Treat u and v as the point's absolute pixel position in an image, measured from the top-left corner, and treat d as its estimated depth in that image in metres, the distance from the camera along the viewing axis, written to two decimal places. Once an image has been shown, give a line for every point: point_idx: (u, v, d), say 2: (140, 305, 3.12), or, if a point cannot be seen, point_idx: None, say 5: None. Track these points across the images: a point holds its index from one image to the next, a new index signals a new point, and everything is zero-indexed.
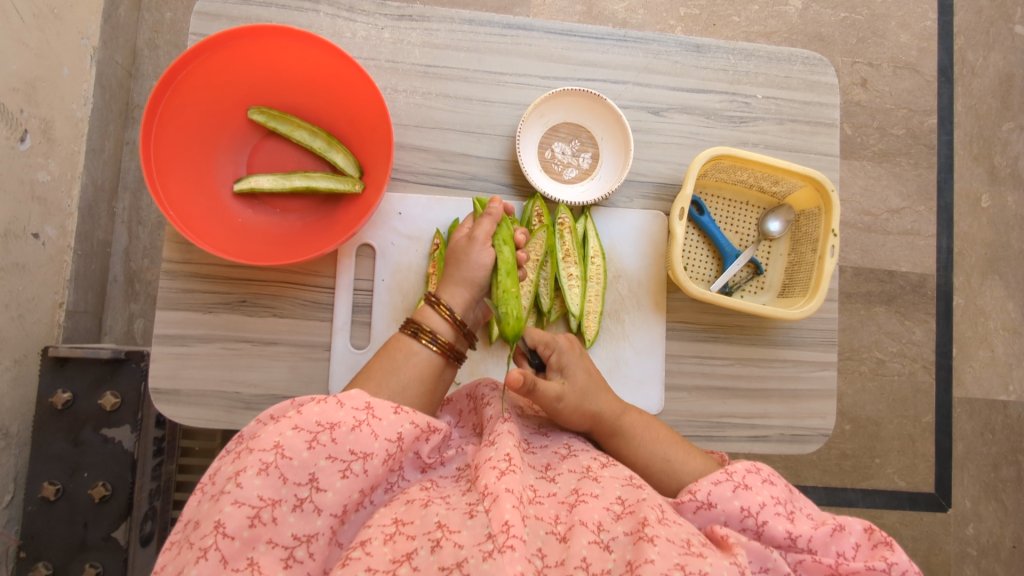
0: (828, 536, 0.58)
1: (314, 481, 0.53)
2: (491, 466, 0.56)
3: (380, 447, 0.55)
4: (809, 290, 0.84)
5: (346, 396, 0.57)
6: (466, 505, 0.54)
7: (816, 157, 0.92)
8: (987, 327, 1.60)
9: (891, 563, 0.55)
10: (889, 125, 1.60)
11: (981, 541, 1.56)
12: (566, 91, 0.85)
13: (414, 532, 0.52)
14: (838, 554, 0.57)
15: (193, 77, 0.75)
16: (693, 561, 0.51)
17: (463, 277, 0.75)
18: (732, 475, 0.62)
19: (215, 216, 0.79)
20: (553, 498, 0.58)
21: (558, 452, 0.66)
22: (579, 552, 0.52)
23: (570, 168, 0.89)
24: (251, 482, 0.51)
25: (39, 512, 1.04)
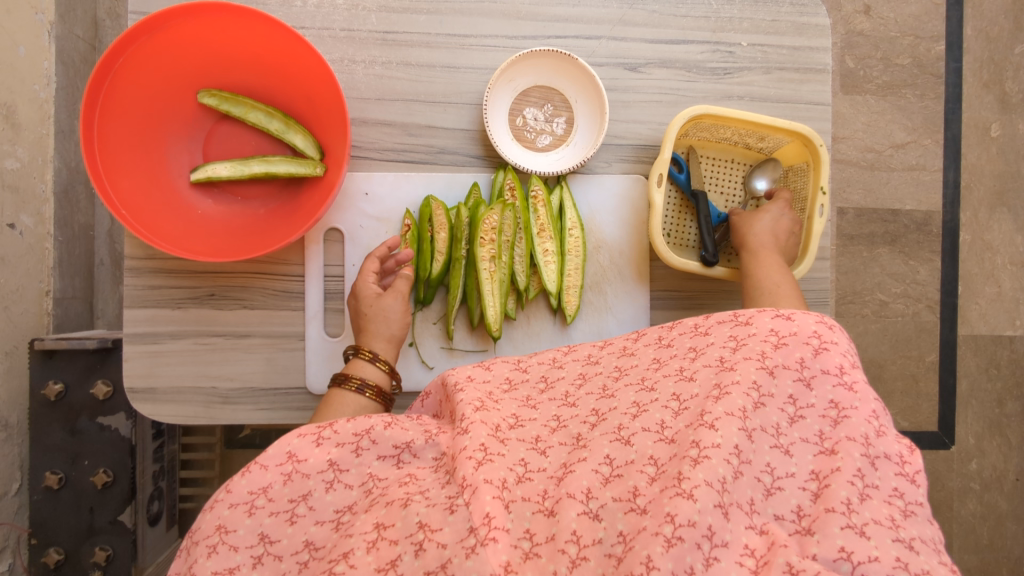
0: (814, 322, 0.56)
1: (265, 538, 0.53)
2: (467, 456, 0.50)
3: (315, 482, 0.55)
4: (798, 253, 0.81)
5: (266, 454, 0.55)
6: (445, 499, 0.49)
7: (806, 106, 0.86)
8: (994, 263, 1.55)
9: (845, 371, 0.53)
10: (894, 55, 1.51)
11: (985, 476, 1.56)
12: (535, 52, 0.80)
13: (396, 536, 0.48)
14: (811, 335, 0.55)
15: (132, 63, 0.71)
16: (683, 507, 0.45)
17: (383, 331, 0.75)
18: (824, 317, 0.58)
19: (173, 212, 0.76)
20: (543, 474, 0.51)
21: (550, 423, 0.57)
22: (568, 525, 0.47)
23: (544, 135, 0.83)
24: (204, 568, 0.52)
25: (45, 501, 1.06)
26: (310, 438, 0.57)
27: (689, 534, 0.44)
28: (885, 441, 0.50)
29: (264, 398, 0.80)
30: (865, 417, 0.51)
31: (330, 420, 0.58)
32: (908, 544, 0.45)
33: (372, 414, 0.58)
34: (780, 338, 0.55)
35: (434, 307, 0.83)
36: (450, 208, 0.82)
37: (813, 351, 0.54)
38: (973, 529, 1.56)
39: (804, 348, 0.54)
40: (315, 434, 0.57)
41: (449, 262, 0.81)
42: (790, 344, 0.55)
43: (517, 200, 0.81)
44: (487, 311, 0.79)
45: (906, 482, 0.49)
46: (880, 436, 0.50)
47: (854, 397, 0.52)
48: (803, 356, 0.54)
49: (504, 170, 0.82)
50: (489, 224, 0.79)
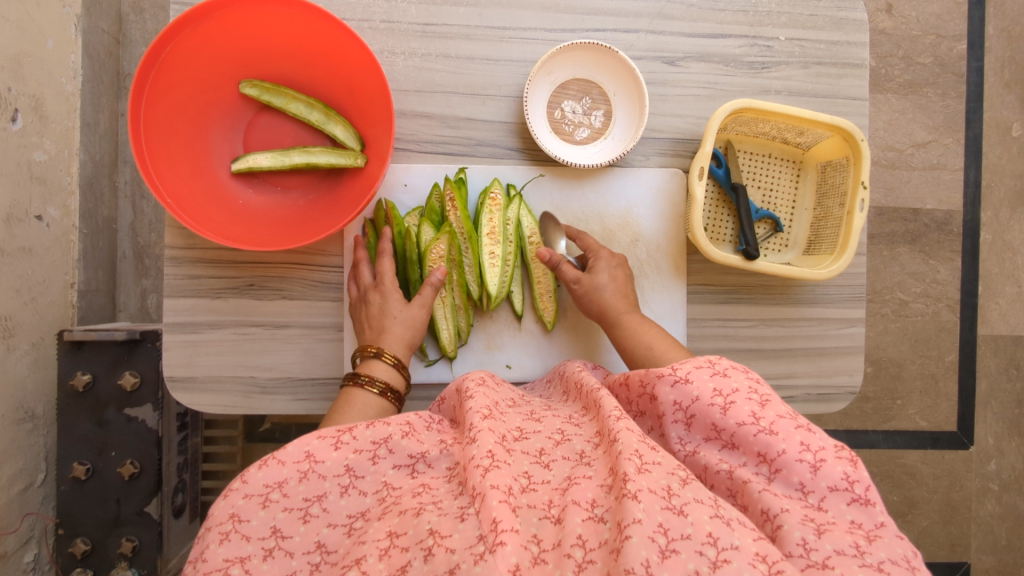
0: (708, 376, 0.59)
1: (278, 532, 0.56)
2: (476, 464, 0.54)
3: (331, 484, 0.57)
4: (837, 247, 0.81)
5: (283, 450, 0.57)
6: (457, 509, 0.52)
7: (844, 101, 0.86)
8: (1014, 263, 1.55)
9: (758, 416, 0.56)
10: (916, 53, 1.51)
11: (1004, 476, 1.55)
12: (575, 45, 0.79)
13: (408, 543, 0.50)
14: (713, 394, 0.58)
15: (180, 50, 0.71)
16: (676, 522, 0.49)
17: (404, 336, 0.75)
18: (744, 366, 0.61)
19: (215, 200, 0.76)
20: (546, 486, 0.55)
21: (553, 436, 0.62)
22: (574, 530, 0.50)
23: (582, 128, 0.83)
24: (216, 554, 0.54)
25: (73, 491, 1.06)
26: (329, 440, 0.58)
27: (685, 546, 0.48)
28: (825, 472, 0.53)
29: (302, 387, 0.80)
30: (796, 457, 0.53)
31: (350, 425, 0.60)
32: (875, 568, 0.47)
33: (390, 421, 0.60)
34: (727, 396, 0.58)
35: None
36: (402, 215, 0.81)
37: (759, 403, 0.57)
38: (992, 530, 1.55)
39: (751, 401, 0.57)
40: (335, 437, 0.59)
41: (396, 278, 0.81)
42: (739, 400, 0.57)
43: (460, 212, 0.80)
44: (439, 334, 0.80)
45: (858, 508, 0.52)
46: (817, 470, 0.53)
47: (778, 440, 0.54)
48: (752, 409, 0.56)
49: (460, 174, 0.80)
50: (439, 249, 0.79)
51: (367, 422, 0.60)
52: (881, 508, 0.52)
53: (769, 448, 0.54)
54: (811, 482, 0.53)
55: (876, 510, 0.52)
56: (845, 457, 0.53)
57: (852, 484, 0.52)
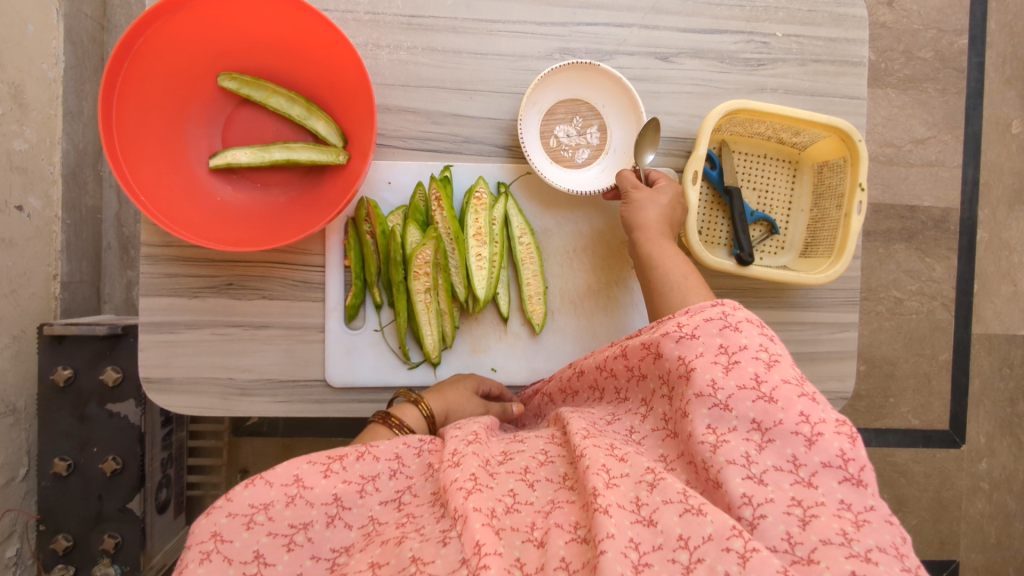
0: (717, 330, 0.53)
1: (261, 558, 0.52)
2: (457, 487, 0.52)
3: (317, 513, 0.54)
4: (834, 251, 0.79)
5: (273, 472, 0.55)
6: (438, 533, 0.50)
7: (841, 100, 0.84)
8: (1011, 262, 1.53)
9: (760, 379, 0.51)
10: (916, 48, 1.49)
11: (994, 475, 1.55)
12: (556, 69, 0.77)
13: (390, 573, 0.48)
14: (718, 350, 0.53)
15: (153, 42, 0.68)
16: (646, 535, 0.47)
17: (450, 404, 0.70)
18: (733, 313, 0.55)
19: (193, 198, 0.74)
20: (530, 507, 0.53)
21: (537, 456, 0.59)
22: (557, 553, 0.47)
23: (581, 149, 0.81)
24: (195, 574, 0.50)
25: (54, 487, 1.04)
26: (319, 467, 0.56)
27: (657, 558, 0.46)
28: (820, 447, 0.48)
29: (282, 390, 0.78)
30: (792, 428, 0.49)
31: (341, 453, 0.57)
32: (864, 558, 0.43)
33: (379, 457, 0.57)
34: (729, 354, 0.53)
35: (383, 315, 0.79)
36: (385, 213, 0.78)
37: (765, 364, 0.52)
38: (981, 529, 1.55)
39: (755, 362, 0.52)
40: (325, 463, 0.56)
41: (380, 277, 0.79)
42: (742, 360, 0.52)
43: (446, 211, 0.78)
44: (425, 340, 0.78)
45: (851, 489, 0.47)
46: (812, 443, 0.49)
47: (776, 408, 0.50)
48: (755, 371, 0.51)
49: (445, 172, 0.78)
50: (423, 254, 0.76)
51: (357, 451, 0.58)
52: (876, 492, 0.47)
53: (767, 415, 0.50)
54: (803, 455, 0.49)
55: (870, 492, 0.47)
56: (845, 431, 0.49)
57: (846, 461, 0.48)
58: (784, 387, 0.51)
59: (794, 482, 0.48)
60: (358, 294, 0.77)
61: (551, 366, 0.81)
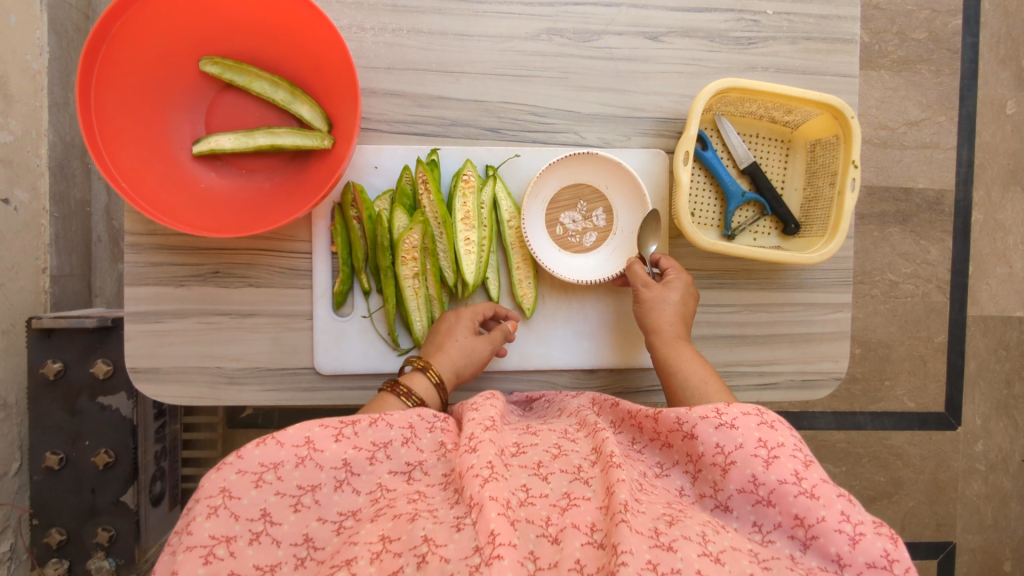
0: (755, 424, 0.57)
1: (267, 516, 0.54)
2: (473, 474, 0.53)
3: (326, 476, 0.56)
4: (828, 230, 0.78)
5: (286, 433, 0.57)
6: (452, 518, 0.51)
7: (834, 78, 0.83)
8: (1005, 243, 1.53)
9: (800, 476, 0.54)
10: (910, 29, 1.48)
11: (990, 456, 1.55)
12: (553, 164, 0.76)
13: (400, 549, 0.48)
14: (758, 444, 0.56)
15: (131, 25, 0.67)
16: (665, 558, 0.48)
17: (457, 362, 0.73)
18: (765, 414, 0.58)
19: (177, 185, 0.72)
20: (545, 501, 0.54)
21: (551, 450, 0.61)
22: (573, 553, 0.48)
23: (589, 233, 0.80)
24: (202, 528, 0.52)
25: (46, 481, 1.04)
26: (330, 431, 0.58)
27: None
28: (863, 548, 0.50)
29: (271, 378, 0.77)
30: (835, 526, 0.51)
31: (354, 419, 0.59)
32: None
33: (393, 424, 0.60)
34: (769, 449, 0.56)
35: (371, 301, 0.78)
36: (371, 198, 0.77)
37: (803, 463, 0.55)
38: (978, 510, 1.55)
39: (793, 459, 0.55)
40: (337, 429, 0.58)
41: (368, 263, 0.77)
42: (781, 456, 0.55)
43: (433, 194, 0.76)
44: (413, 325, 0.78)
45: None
46: (856, 543, 0.51)
47: (818, 505, 0.52)
48: (794, 468, 0.54)
49: (432, 155, 0.77)
50: (411, 238, 0.75)
51: (370, 419, 0.60)
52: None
53: (808, 512, 0.52)
54: (848, 555, 0.50)
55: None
56: (885, 533, 0.51)
57: (891, 561, 0.49)
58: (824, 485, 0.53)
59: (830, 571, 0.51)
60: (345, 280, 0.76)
61: (544, 351, 0.81)
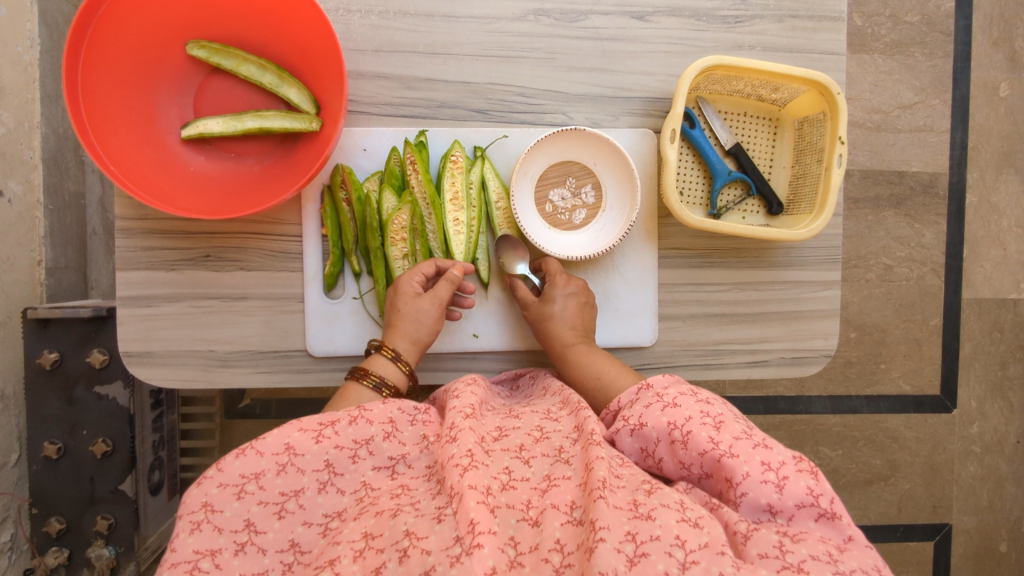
0: (660, 410, 0.59)
1: (251, 526, 0.54)
2: (454, 464, 0.53)
3: (309, 480, 0.56)
4: (816, 206, 0.79)
5: (263, 441, 0.57)
6: (434, 509, 0.51)
7: (821, 56, 0.83)
8: (1000, 226, 1.53)
9: (716, 441, 0.55)
10: (903, 12, 1.48)
11: (986, 439, 1.56)
12: (541, 140, 0.76)
13: (383, 544, 0.49)
14: (669, 428, 0.58)
15: (116, 10, 0.67)
16: (643, 526, 0.49)
17: (411, 332, 0.73)
18: (665, 395, 0.61)
19: (165, 170, 0.73)
20: (526, 485, 0.55)
21: (533, 433, 0.61)
22: (552, 535, 0.49)
23: (578, 210, 0.80)
24: (186, 544, 0.53)
25: (45, 470, 1.04)
26: (310, 433, 0.58)
27: (654, 548, 0.47)
28: (789, 490, 0.52)
29: (263, 361, 0.78)
30: (760, 477, 0.53)
31: (333, 419, 0.59)
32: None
33: (373, 420, 0.60)
34: (682, 429, 0.58)
35: (362, 283, 0.79)
36: (360, 180, 0.77)
37: (714, 425, 0.57)
38: (973, 492, 1.56)
39: (703, 426, 0.56)
40: (317, 429, 0.58)
41: (358, 245, 0.78)
42: (693, 429, 0.57)
43: (421, 175, 0.76)
44: None
45: (826, 524, 0.52)
46: (783, 489, 0.52)
47: (740, 463, 0.54)
48: (709, 435, 0.56)
49: (420, 137, 0.77)
50: (400, 219, 0.76)
51: (349, 417, 0.59)
52: (847, 520, 0.51)
53: (733, 472, 0.53)
54: (779, 502, 0.52)
55: (843, 522, 0.51)
56: (804, 470, 0.53)
57: (817, 497, 0.52)
58: (739, 440, 0.55)
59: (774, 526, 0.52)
60: (335, 263, 0.77)
61: None
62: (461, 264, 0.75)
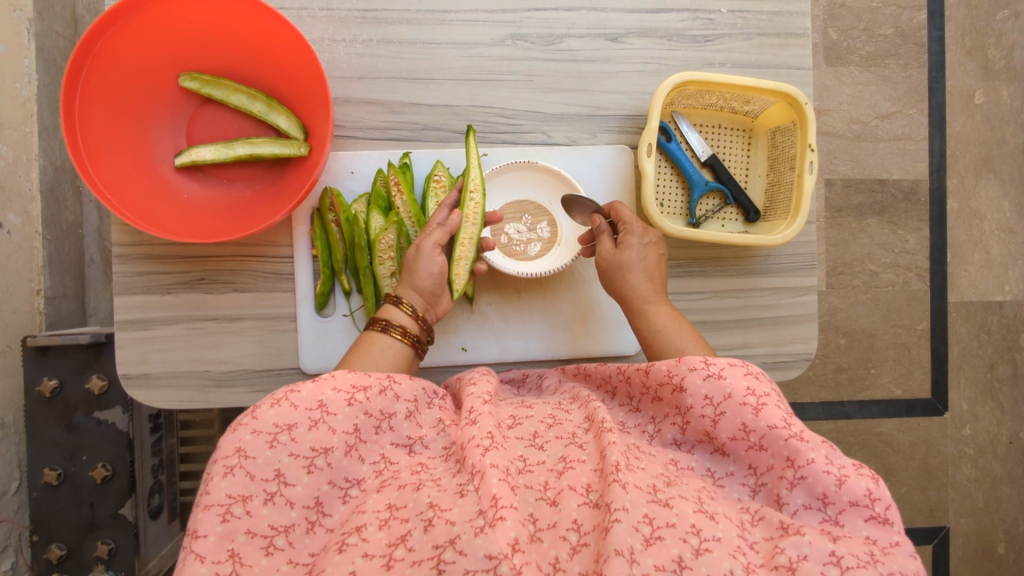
0: (742, 374, 0.60)
1: (282, 476, 0.55)
2: (475, 445, 0.56)
3: (338, 441, 0.57)
4: (791, 212, 0.81)
5: (297, 394, 0.58)
6: (456, 485, 0.54)
7: (788, 71, 0.86)
8: (982, 229, 1.57)
9: (789, 422, 0.56)
10: (876, 25, 1.52)
11: (979, 440, 1.57)
12: (496, 171, 0.81)
13: (407, 515, 0.52)
14: (747, 393, 0.59)
15: (111, 46, 0.71)
16: (661, 512, 0.51)
17: (413, 277, 0.72)
18: (748, 366, 0.61)
19: (159, 197, 0.76)
20: (542, 466, 0.57)
21: (545, 420, 0.63)
22: (569, 514, 0.52)
23: (533, 243, 0.82)
24: (219, 487, 0.54)
25: (45, 497, 1.06)
26: (343, 395, 0.59)
27: (669, 533, 0.50)
28: (848, 487, 0.53)
29: (257, 380, 0.80)
30: (823, 466, 0.54)
31: (366, 385, 0.60)
32: None
33: (400, 395, 0.62)
34: (758, 398, 0.58)
35: (352, 301, 0.81)
36: (348, 201, 0.80)
37: (786, 413, 0.58)
38: (969, 494, 1.57)
39: (779, 408, 0.57)
40: (350, 392, 0.59)
41: (347, 264, 0.80)
42: (769, 405, 0.58)
43: (406, 197, 0.79)
44: None
45: (876, 527, 0.52)
46: (842, 483, 0.53)
47: (806, 447, 0.55)
48: (782, 416, 0.57)
49: (404, 159, 0.80)
50: (388, 236, 0.78)
51: (380, 387, 0.61)
52: (899, 530, 0.52)
53: (799, 453, 0.55)
54: (833, 494, 0.53)
55: (894, 529, 0.52)
56: (866, 474, 0.54)
57: (873, 500, 0.53)
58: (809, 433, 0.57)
59: (821, 520, 0.53)
60: (325, 283, 0.80)
61: (520, 343, 0.84)
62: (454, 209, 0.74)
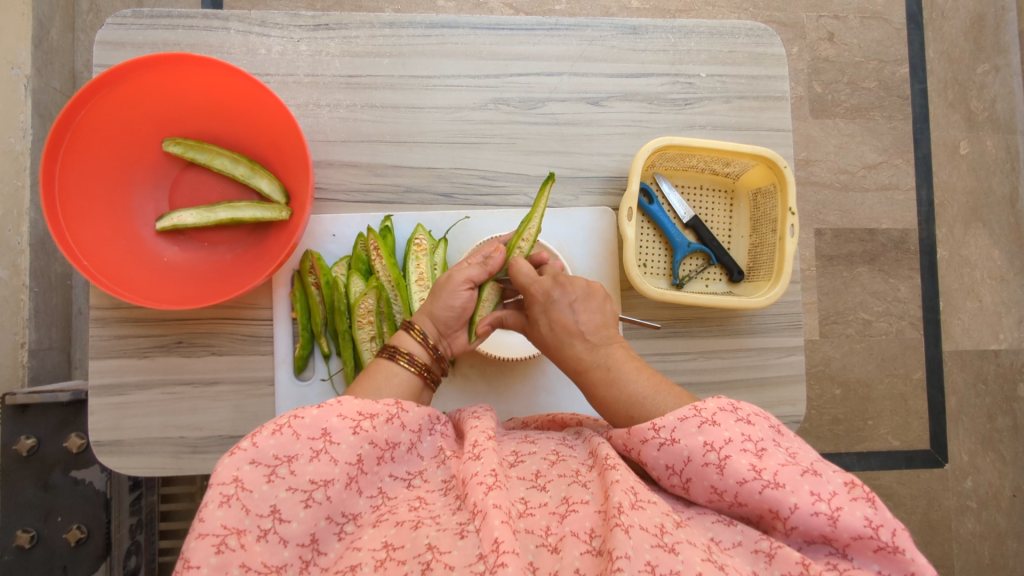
0: (695, 428, 0.52)
1: (277, 513, 0.50)
2: (477, 481, 0.50)
3: (340, 471, 0.51)
4: (773, 274, 0.81)
5: (300, 419, 0.52)
6: (456, 524, 0.48)
7: (768, 133, 0.87)
8: (973, 278, 1.56)
9: (759, 469, 0.49)
10: (860, 79, 1.55)
11: (981, 493, 1.54)
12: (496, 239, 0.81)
13: (405, 556, 0.47)
14: (705, 449, 0.51)
15: (95, 114, 0.72)
16: (665, 559, 0.46)
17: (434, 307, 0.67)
18: (702, 409, 0.53)
19: (138, 261, 0.75)
20: (544, 510, 0.51)
21: (549, 457, 0.57)
22: (572, 563, 0.46)
23: None
24: (213, 515, 0.48)
25: (17, 560, 0.99)
26: (349, 422, 0.53)
27: None
28: (845, 523, 0.47)
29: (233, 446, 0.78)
30: (812, 509, 0.47)
31: (372, 412, 0.54)
32: None
33: (407, 424, 0.55)
34: (718, 450, 0.51)
35: (332, 364, 0.81)
36: (329, 264, 0.80)
37: (754, 454, 0.50)
38: (974, 549, 1.52)
39: (745, 454, 0.50)
40: (356, 419, 0.53)
41: (325, 326, 0.80)
42: (733, 455, 0.50)
43: (386, 261, 0.79)
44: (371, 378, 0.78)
45: (887, 558, 0.46)
46: (837, 521, 0.47)
47: (787, 493, 0.48)
48: (751, 463, 0.50)
49: (385, 223, 0.80)
50: (365, 304, 0.77)
51: (388, 413, 0.55)
52: (912, 556, 0.46)
53: (781, 503, 0.48)
54: (833, 533, 0.47)
55: (906, 556, 0.46)
56: (862, 498, 0.48)
57: (876, 529, 0.46)
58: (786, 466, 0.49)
59: (828, 554, 0.48)
60: (302, 347, 0.78)
61: (502, 406, 0.83)
62: (497, 247, 0.70)
